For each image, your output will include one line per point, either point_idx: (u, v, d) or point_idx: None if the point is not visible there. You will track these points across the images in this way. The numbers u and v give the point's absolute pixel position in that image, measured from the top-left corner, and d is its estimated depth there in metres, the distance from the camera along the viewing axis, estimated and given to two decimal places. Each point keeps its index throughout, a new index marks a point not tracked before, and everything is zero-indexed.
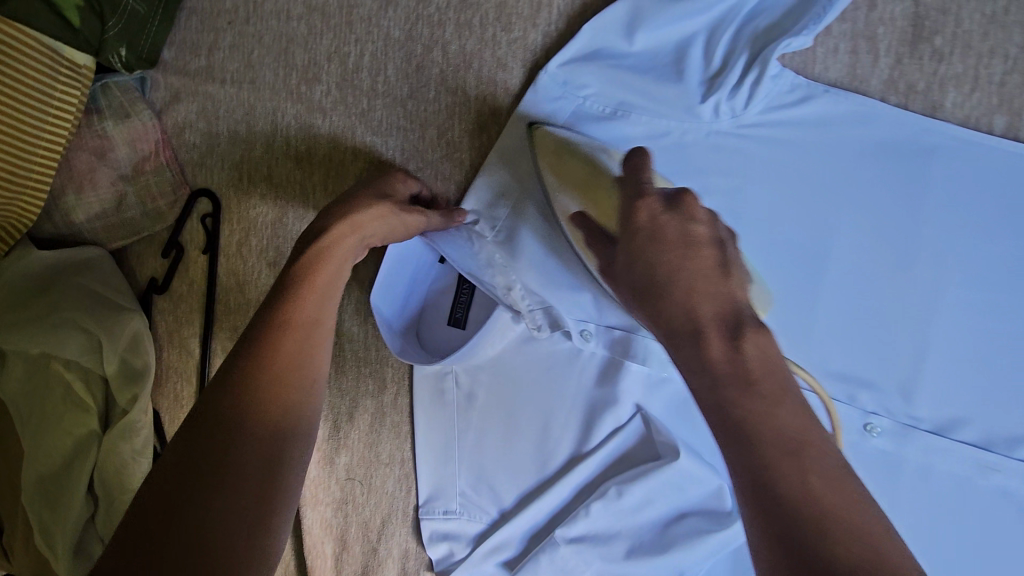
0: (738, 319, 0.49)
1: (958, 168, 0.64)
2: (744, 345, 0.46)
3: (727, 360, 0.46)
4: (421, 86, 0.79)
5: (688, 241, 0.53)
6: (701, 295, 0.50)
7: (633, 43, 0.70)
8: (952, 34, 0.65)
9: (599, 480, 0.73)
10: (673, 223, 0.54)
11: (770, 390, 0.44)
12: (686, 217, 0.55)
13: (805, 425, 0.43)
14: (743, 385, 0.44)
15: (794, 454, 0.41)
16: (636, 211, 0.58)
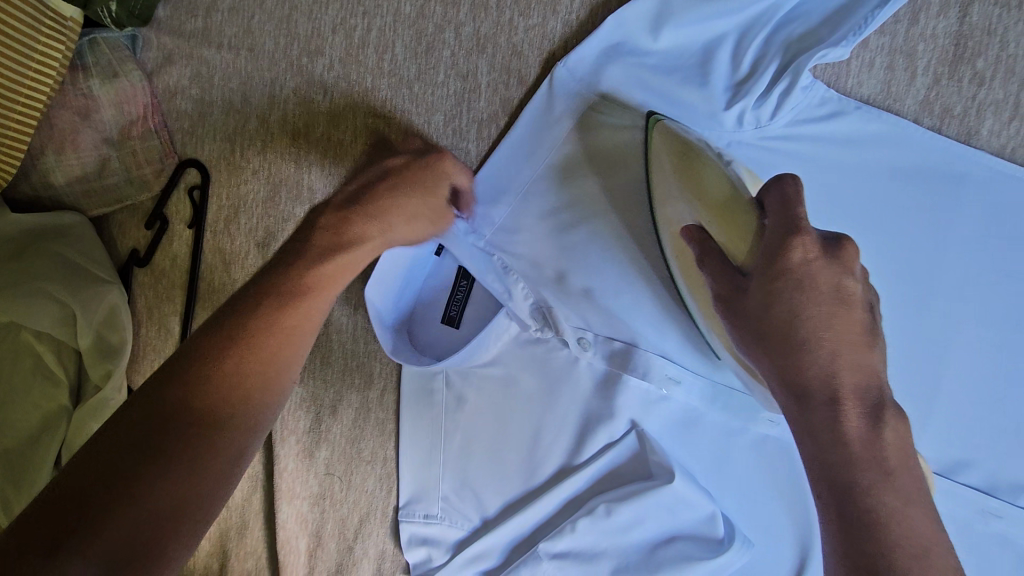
0: (877, 398, 0.45)
1: (986, 200, 0.61)
2: (885, 430, 0.44)
3: (864, 441, 0.43)
4: (430, 68, 0.75)
5: (841, 295, 0.45)
6: (845, 364, 0.44)
7: (658, 40, 0.66)
8: (996, 56, 0.61)
9: (587, 495, 0.72)
10: (828, 271, 0.45)
11: (869, 476, 0.43)
12: (844, 267, 0.46)
13: (910, 521, 0.42)
14: (878, 472, 0.43)
15: (916, 555, 0.41)
16: (786, 247, 0.46)
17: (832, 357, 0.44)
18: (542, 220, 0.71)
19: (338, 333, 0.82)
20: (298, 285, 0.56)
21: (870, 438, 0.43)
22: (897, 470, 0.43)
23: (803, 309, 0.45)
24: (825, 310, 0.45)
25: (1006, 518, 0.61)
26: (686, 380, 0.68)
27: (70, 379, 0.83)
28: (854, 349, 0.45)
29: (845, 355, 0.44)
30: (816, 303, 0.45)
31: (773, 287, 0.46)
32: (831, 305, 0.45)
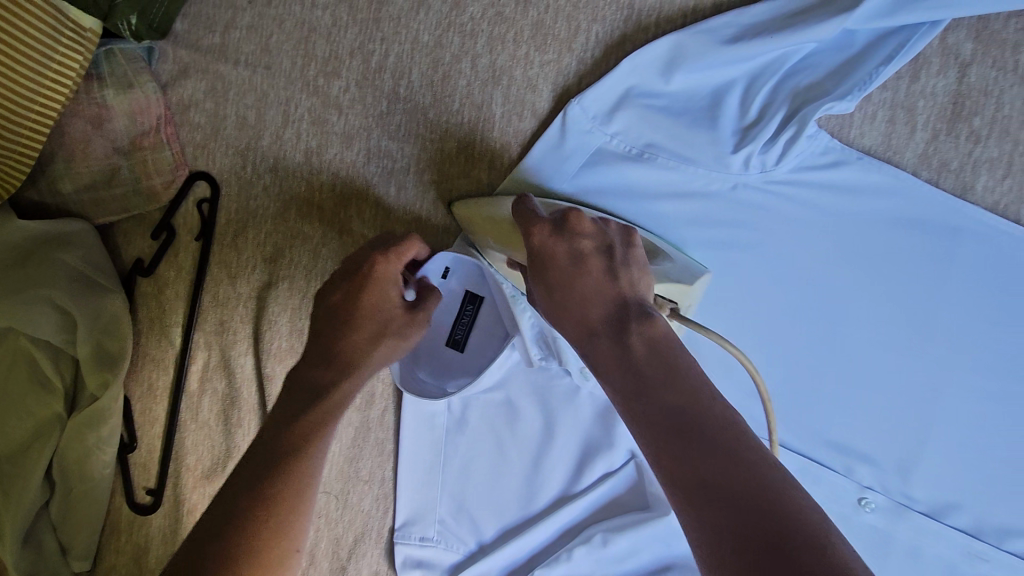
0: (624, 315, 0.53)
1: (980, 253, 0.64)
2: (631, 339, 0.51)
3: (619, 354, 0.51)
4: (445, 96, 0.76)
5: (576, 255, 0.57)
6: (593, 300, 0.55)
7: (669, 82, 0.68)
8: (991, 116, 0.64)
9: (584, 523, 0.73)
10: (562, 243, 0.58)
11: (652, 383, 0.48)
12: (573, 233, 0.59)
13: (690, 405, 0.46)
14: (645, 380, 0.49)
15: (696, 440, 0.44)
16: (529, 234, 0.60)
17: (582, 298, 0.55)
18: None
19: None
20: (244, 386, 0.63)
21: (620, 351, 0.51)
22: (647, 363, 0.49)
23: (553, 279, 0.57)
24: (565, 273, 0.57)
25: (992, 562, 0.63)
26: None
27: (65, 387, 0.82)
28: (595, 285, 0.56)
29: (590, 294, 0.55)
30: (561, 275, 0.57)
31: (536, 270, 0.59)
32: (568, 270, 0.57)
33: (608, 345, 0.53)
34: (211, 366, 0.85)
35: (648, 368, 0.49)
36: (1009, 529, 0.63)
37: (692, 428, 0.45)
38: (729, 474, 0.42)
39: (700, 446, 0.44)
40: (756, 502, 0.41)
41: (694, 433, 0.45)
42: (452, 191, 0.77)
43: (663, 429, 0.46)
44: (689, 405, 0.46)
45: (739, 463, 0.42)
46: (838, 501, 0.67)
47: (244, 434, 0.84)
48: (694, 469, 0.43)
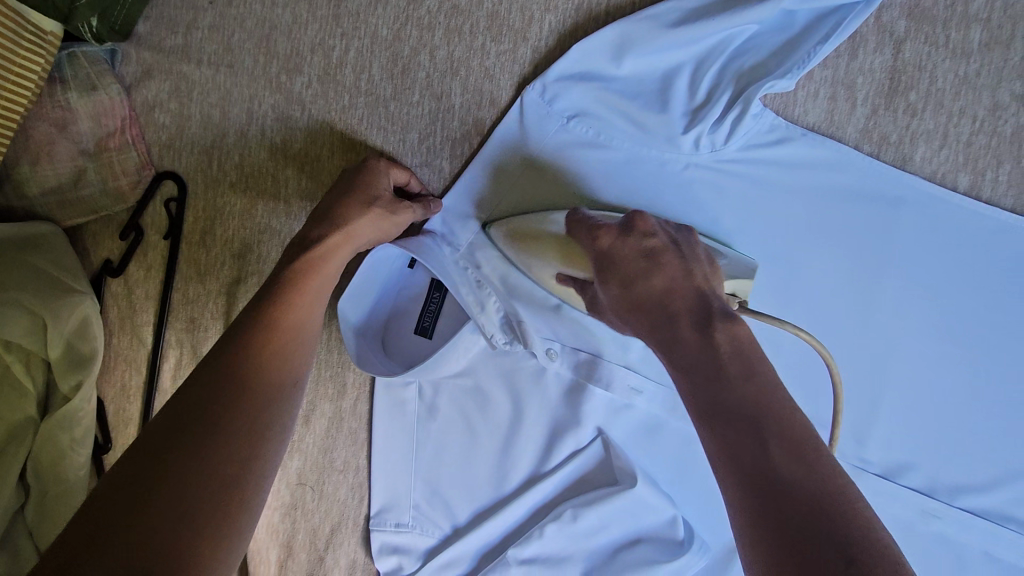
0: (708, 312, 0.51)
1: (921, 221, 0.66)
2: (717, 334, 0.49)
3: (698, 339, 0.50)
4: (405, 88, 0.78)
5: (648, 254, 0.56)
6: (673, 292, 0.53)
7: (620, 67, 0.70)
8: (926, 90, 0.66)
9: (555, 501, 0.75)
10: (629, 243, 0.58)
11: (735, 378, 0.47)
12: (641, 233, 0.58)
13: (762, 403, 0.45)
14: (744, 369, 0.47)
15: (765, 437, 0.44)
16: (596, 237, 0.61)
17: (658, 297, 0.54)
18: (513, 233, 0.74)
19: None
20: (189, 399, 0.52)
21: (704, 344, 0.49)
22: (729, 360, 0.48)
23: (638, 287, 0.55)
24: (634, 269, 0.56)
25: (944, 519, 0.66)
26: (647, 389, 0.72)
27: (37, 390, 0.83)
28: (673, 280, 0.54)
29: (662, 285, 0.54)
30: (630, 269, 0.56)
31: (605, 274, 0.58)
32: (642, 265, 0.56)
33: (689, 335, 0.50)
34: (182, 363, 0.85)
35: (734, 367, 0.47)
36: (960, 487, 0.66)
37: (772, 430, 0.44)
38: (798, 478, 0.41)
39: (769, 452, 0.43)
40: (817, 509, 0.40)
41: (771, 435, 0.44)
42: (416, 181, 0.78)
43: (734, 422, 0.45)
44: (769, 415, 0.45)
45: (803, 477, 0.42)
46: None
47: None
48: (759, 468, 0.43)
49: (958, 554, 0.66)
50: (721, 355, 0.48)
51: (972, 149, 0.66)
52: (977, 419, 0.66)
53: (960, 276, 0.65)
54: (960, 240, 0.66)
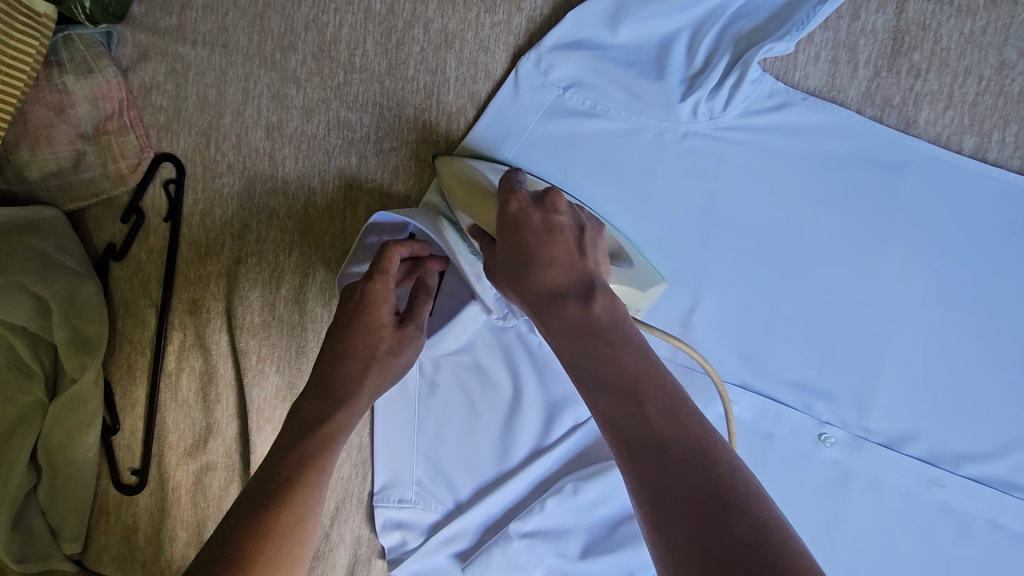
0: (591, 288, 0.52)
1: (927, 185, 0.65)
2: (596, 308, 0.50)
3: (582, 324, 0.50)
4: (399, 63, 0.77)
5: (550, 227, 0.55)
6: (559, 277, 0.53)
7: (617, 34, 0.69)
8: (930, 50, 0.65)
9: (556, 475, 0.75)
10: (535, 214, 0.56)
11: (656, 403, 0.44)
12: (549, 207, 0.56)
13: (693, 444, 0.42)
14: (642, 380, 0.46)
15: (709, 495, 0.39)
16: (507, 201, 0.58)
17: (546, 268, 0.53)
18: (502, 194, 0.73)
19: (313, 324, 0.81)
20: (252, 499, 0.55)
21: (586, 316, 0.50)
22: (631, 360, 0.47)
23: (537, 254, 0.54)
24: (533, 240, 0.54)
25: (948, 487, 0.65)
26: None
27: (44, 372, 0.84)
28: (569, 271, 0.53)
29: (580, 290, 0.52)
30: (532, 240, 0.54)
31: (508, 240, 0.57)
32: (540, 236, 0.55)
33: (624, 365, 0.47)
34: (186, 345, 0.86)
35: (625, 383, 0.46)
36: (965, 455, 0.65)
37: (665, 449, 0.42)
38: (697, 503, 0.39)
39: (661, 477, 0.41)
40: (719, 531, 0.38)
41: (666, 457, 0.42)
42: (412, 157, 0.78)
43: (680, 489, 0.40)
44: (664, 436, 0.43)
45: (699, 500, 0.39)
46: (799, 438, 0.69)
47: (223, 410, 0.85)
48: (659, 499, 0.40)
49: (963, 522, 0.65)
50: (609, 380, 0.47)
51: (978, 109, 0.64)
52: (983, 386, 0.65)
53: (966, 241, 0.64)
54: (965, 204, 0.64)
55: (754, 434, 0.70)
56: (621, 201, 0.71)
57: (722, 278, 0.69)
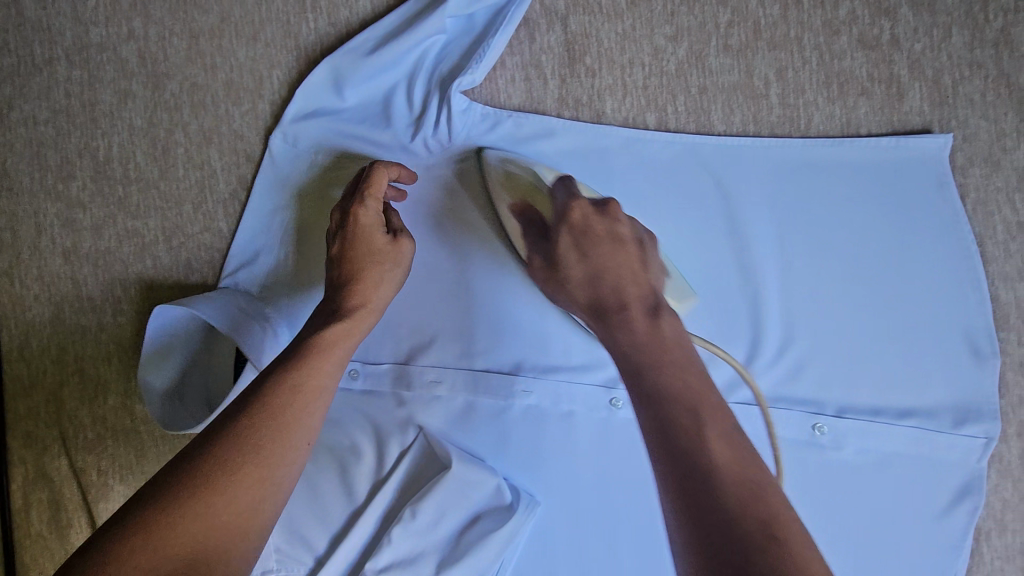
0: (658, 302, 0.63)
1: (632, 161, 0.74)
2: (662, 320, 0.60)
3: (650, 328, 0.59)
4: (169, 165, 0.83)
5: (614, 237, 0.67)
6: (628, 281, 0.64)
7: (343, 98, 0.77)
8: (597, 53, 0.75)
9: (398, 505, 0.77)
10: (600, 223, 0.68)
11: (662, 368, 0.55)
12: (614, 234, 0.67)
13: (748, 465, 0.48)
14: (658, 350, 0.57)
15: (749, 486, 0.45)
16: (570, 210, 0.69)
17: (615, 283, 0.64)
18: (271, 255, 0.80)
19: (145, 424, 0.83)
20: (206, 488, 0.49)
21: (652, 327, 0.59)
22: (672, 347, 0.57)
23: (602, 259, 0.65)
24: (605, 247, 0.66)
25: None
26: (446, 377, 0.77)
27: None
28: (636, 271, 0.65)
29: (614, 274, 0.65)
30: (602, 243, 0.66)
31: (580, 245, 0.67)
32: (608, 245, 0.67)
33: (641, 324, 0.60)
34: (29, 479, 0.86)
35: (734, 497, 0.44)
36: (731, 384, 0.71)
37: (717, 511, 0.44)
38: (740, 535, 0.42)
39: (703, 505, 0.44)
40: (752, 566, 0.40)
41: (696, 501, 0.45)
42: (201, 246, 0.83)
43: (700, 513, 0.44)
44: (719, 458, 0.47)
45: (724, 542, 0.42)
46: (594, 408, 0.75)
47: (77, 531, 0.85)
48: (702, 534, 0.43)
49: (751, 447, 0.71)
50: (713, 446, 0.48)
51: (649, 91, 0.74)
52: (730, 320, 0.72)
53: (676, 199, 0.73)
54: (666, 169, 0.73)
55: (558, 414, 0.76)
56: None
57: (492, 285, 0.76)
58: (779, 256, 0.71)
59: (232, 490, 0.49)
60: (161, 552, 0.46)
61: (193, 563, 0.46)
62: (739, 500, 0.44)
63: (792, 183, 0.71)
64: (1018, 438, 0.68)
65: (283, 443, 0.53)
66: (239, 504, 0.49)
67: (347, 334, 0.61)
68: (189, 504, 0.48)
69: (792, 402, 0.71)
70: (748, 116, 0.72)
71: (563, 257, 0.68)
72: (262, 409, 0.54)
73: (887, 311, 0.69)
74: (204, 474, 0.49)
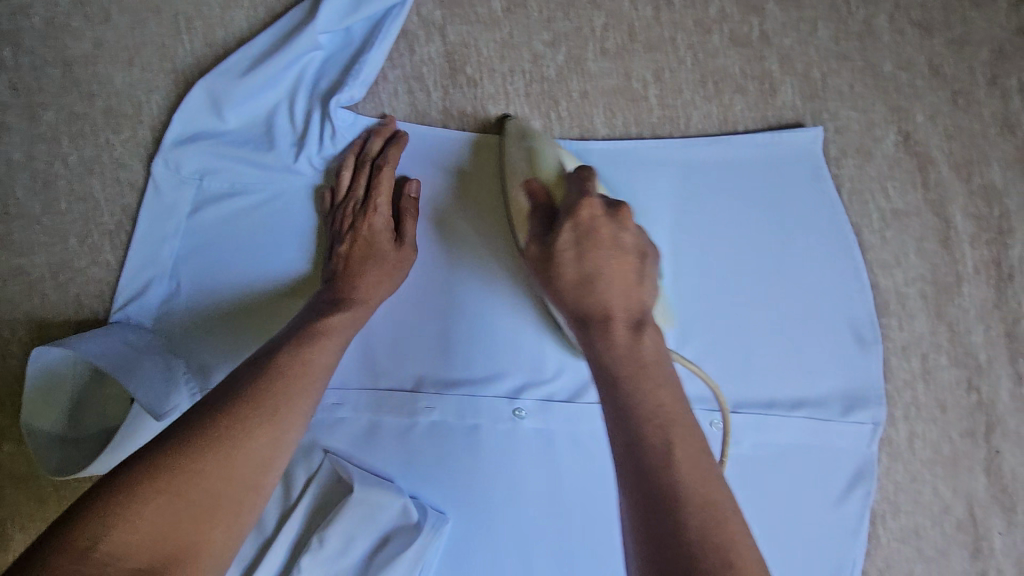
0: (644, 315, 0.51)
1: (515, 168, 0.74)
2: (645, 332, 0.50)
3: (630, 341, 0.49)
4: (51, 199, 0.80)
5: (618, 242, 0.54)
6: (615, 296, 0.52)
7: (223, 121, 0.76)
8: (477, 62, 0.74)
9: (306, 534, 0.74)
10: (608, 227, 0.55)
11: (641, 375, 0.48)
12: (619, 224, 0.55)
13: (709, 485, 0.44)
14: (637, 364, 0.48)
15: (706, 500, 0.43)
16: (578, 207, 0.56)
17: (605, 294, 0.52)
18: (162, 285, 0.78)
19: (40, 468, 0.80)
20: (216, 446, 0.53)
21: (633, 342, 0.49)
22: (654, 364, 0.49)
23: (597, 258, 0.53)
24: (601, 262, 0.53)
25: None
26: (346, 398, 0.76)
27: None
28: (626, 281, 0.53)
29: (612, 286, 0.52)
30: (611, 256, 0.53)
31: (580, 246, 0.54)
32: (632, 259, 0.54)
33: (652, 335, 0.51)
34: None
35: (690, 513, 0.42)
36: None
37: (660, 526, 0.42)
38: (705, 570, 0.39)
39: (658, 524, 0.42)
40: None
41: (652, 518, 0.42)
42: (89, 281, 0.80)
43: (654, 521, 0.42)
44: (682, 481, 0.43)
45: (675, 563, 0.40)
46: (498, 419, 0.74)
47: None
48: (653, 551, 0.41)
49: None
50: (676, 472, 0.43)
51: (532, 98, 0.74)
52: None
53: None
54: None
55: (462, 429, 0.75)
56: (280, 260, 0.77)
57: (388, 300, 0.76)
58: (668, 254, 0.71)
59: (238, 454, 0.54)
60: (187, 495, 0.51)
61: (204, 511, 0.51)
62: (690, 507, 0.42)
63: (676, 181, 0.71)
64: (905, 422, 0.69)
65: (286, 417, 0.57)
66: (242, 467, 0.54)
67: (343, 328, 0.66)
68: (199, 458, 0.52)
69: (692, 401, 0.71)
70: (630, 119, 0.73)
71: (559, 253, 0.55)
72: (269, 382, 0.58)
73: (777, 302, 0.69)
74: (214, 433, 0.54)
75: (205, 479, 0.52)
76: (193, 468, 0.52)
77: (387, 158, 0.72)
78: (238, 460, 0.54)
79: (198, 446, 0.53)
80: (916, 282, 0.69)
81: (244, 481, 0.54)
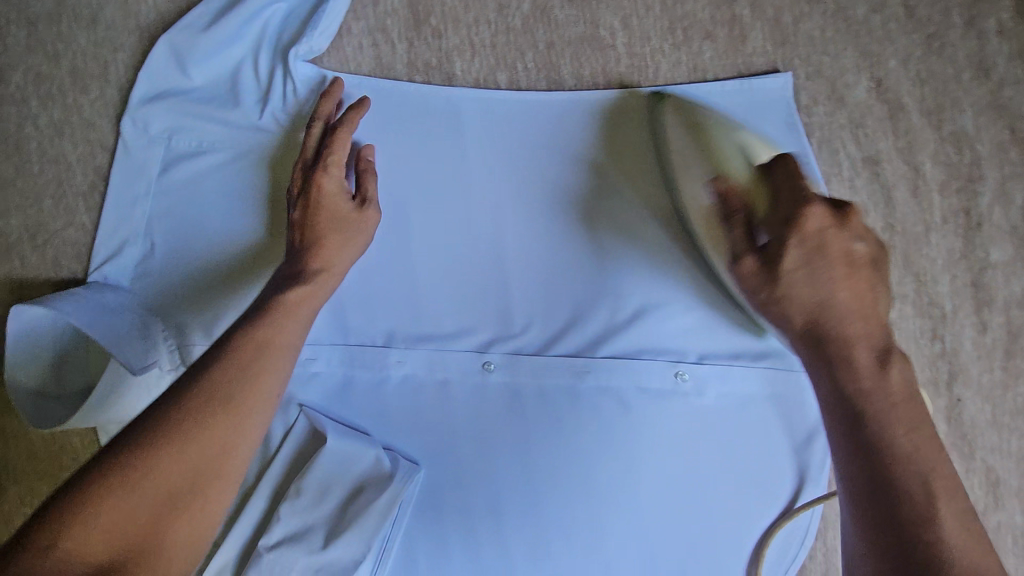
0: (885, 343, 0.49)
1: (482, 121, 0.73)
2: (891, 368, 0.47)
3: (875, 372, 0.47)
4: (24, 162, 0.81)
5: (849, 259, 0.51)
6: (794, 304, 0.51)
7: (188, 78, 0.75)
8: (442, 13, 0.75)
9: (284, 484, 0.76)
10: (835, 237, 0.52)
11: (873, 399, 0.46)
12: (845, 231, 0.52)
13: (930, 459, 0.44)
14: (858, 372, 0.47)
15: (931, 490, 0.42)
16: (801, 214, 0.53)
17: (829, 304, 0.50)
18: (136, 245, 0.78)
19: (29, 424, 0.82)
20: (169, 442, 0.50)
21: (878, 372, 0.47)
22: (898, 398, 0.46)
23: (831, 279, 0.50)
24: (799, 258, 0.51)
25: (594, 370, 0.72)
26: (320, 354, 0.77)
27: None
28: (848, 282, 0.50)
29: (806, 292, 0.51)
30: (831, 248, 0.51)
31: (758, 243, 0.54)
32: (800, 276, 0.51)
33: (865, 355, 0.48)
34: None
35: (907, 490, 0.43)
36: (594, 339, 0.73)
37: (880, 514, 0.43)
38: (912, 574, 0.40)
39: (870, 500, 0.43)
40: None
41: (868, 506, 0.43)
42: (66, 242, 0.81)
43: (861, 498, 0.44)
44: (897, 478, 0.43)
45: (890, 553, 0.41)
46: (467, 373, 0.75)
47: None
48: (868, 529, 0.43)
49: (621, 398, 0.72)
50: (895, 458, 0.43)
51: (497, 49, 0.74)
52: (590, 273, 0.72)
53: (528, 156, 0.72)
54: (515, 128, 0.72)
55: (432, 383, 0.76)
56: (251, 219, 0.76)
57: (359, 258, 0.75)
58: (635, 206, 0.71)
59: (196, 446, 0.51)
60: (145, 492, 0.48)
61: (165, 505, 0.49)
62: (899, 516, 0.42)
63: (641, 132, 0.71)
64: None
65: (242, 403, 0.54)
66: (199, 459, 0.51)
67: (303, 307, 0.63)
68: (152, 457, 0.49)
69: (656, 353, 0.72)
70: (596, 69, 0.73)
71: (780, 272, 0.52)
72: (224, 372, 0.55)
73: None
74: (168, 428, 0.51)
75: (163, 474, 0.49)
76: (150, 464, 0.49)
77: (346, 119, 0.69)
78: (198, 453, 0.51)
79: (151, 442, 0.50)
80: (884, 232, 0.68)
81: (205, 472, 0.51)
